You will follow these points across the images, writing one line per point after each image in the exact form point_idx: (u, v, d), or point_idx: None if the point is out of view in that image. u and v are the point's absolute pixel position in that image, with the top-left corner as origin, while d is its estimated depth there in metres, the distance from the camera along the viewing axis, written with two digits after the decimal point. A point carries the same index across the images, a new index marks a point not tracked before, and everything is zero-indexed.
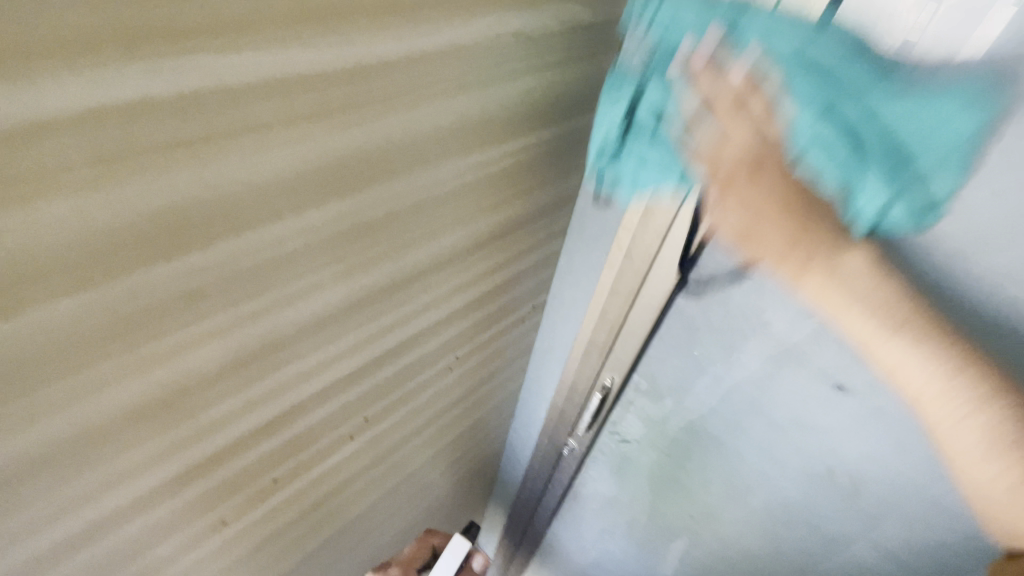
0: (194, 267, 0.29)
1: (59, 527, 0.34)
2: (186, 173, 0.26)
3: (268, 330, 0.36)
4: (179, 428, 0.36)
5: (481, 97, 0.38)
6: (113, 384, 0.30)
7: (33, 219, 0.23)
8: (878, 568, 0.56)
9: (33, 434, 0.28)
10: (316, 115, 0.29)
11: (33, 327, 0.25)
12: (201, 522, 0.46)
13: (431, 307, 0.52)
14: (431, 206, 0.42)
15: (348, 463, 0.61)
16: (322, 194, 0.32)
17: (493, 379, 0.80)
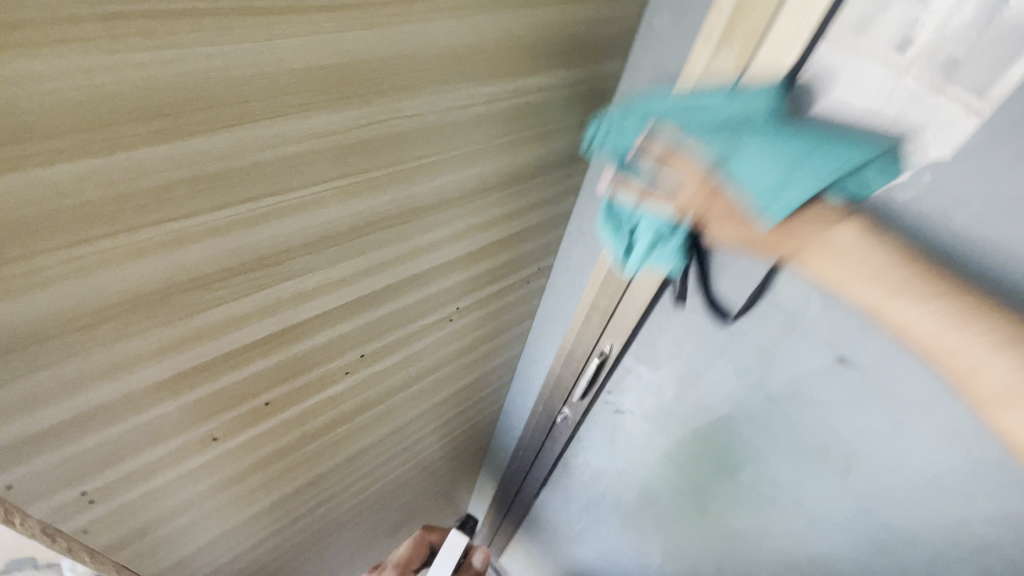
0: (198, 154, 0.29)
1: (52, 409, 0.35)
2: (195, 49, 0.26)
3: (269, 237, 0.37)
4: (177, 326, 0.37)
5: (501, 21, 0.37)
6: (111, 267, 0.31)
7: (37, 69, 0.23)
8: (861, 551, 0.56)
9: (29, 303, 0.29)
10: (330, 8, 0.28)
11: (33, 188, 0.25)
12: (192, 433, 0.46)
13: (436, 247, 0.52)
14: (441, 135, 0.41)
15: (343, 399, 0.61)
16: (332, 99, 0.32)
17: (493, 339, 0.80)
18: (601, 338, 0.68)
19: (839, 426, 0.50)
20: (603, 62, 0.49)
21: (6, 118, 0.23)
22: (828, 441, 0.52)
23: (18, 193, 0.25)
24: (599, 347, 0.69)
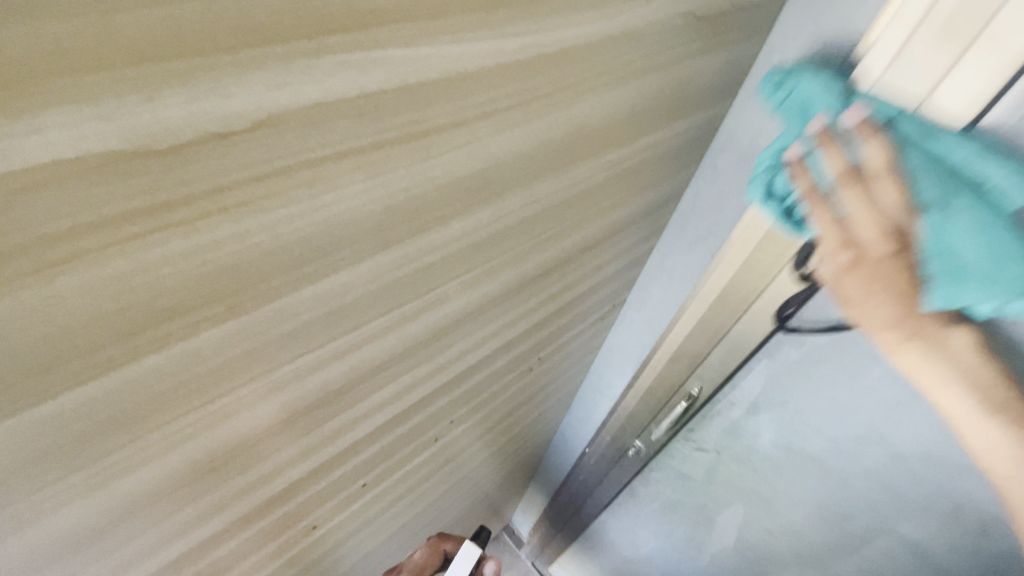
0: (340, 285, 0.26)
1: (172, 547, 0.32)
2: (355, 182, 0.22)
3: (393, 343, 0.34)
4: (295, 445, 0.34)
5: (635, 86, 0.33)
6: (243, 410, 0.27)
7: (195, 244, 0.19)
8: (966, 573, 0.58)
9: (162, 463, 0.26)
10: (485, 114, 0.25)
11: (177, 360, 0.22)
12: (296, 528, 0.44)
13: (531, 312, 0.48)
14: (560, 208, 0.37)
15: (425, 462, 0.59)
16: (471, 202, 0.29)
17: (561, 375, 0.77)
18: (688, 380, 0.64)
19: (972, 490, 0.49)
20: (713, 106, 0.44)
21: (155, 300, 0.19)
22: (958, 499, 0.51)
23: (162, 368, 0.22)
24: (685, 390, 0.66)
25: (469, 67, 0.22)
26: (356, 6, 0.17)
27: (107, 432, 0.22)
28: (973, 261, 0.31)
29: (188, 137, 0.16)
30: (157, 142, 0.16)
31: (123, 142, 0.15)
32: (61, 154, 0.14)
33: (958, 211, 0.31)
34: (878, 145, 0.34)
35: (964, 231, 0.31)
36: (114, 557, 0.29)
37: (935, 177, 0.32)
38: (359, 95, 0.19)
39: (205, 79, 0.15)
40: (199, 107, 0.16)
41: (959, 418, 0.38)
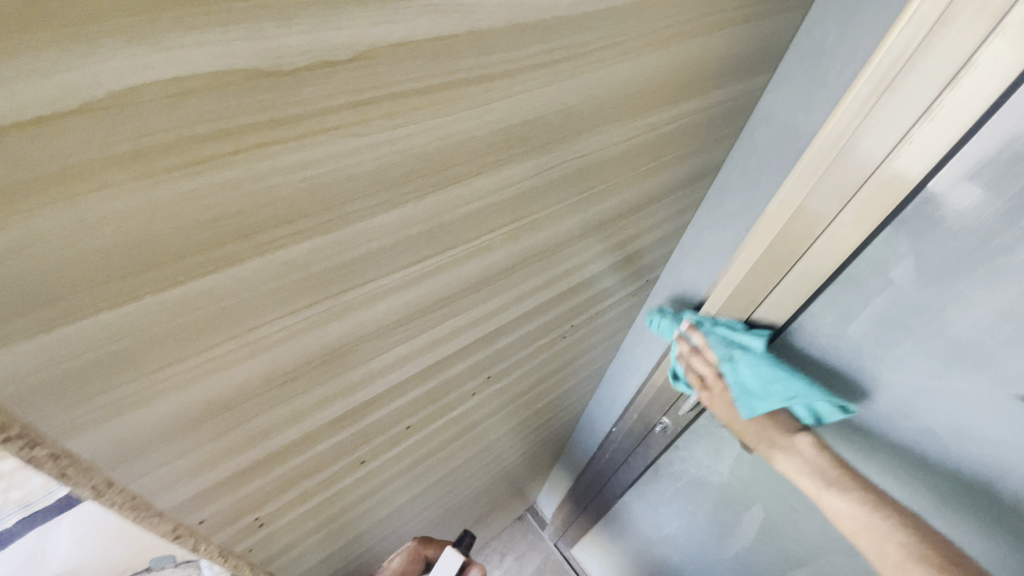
0: (406, 218, 0.29)
1: (248, 451, 0.36)
2: (427, 118, 0.25)
3: (444, 284, 0.37)
4: (355, 371, 0.38)
5: (676, 51, 0.35)
6: (318, 327, 0.31)
7: (299, 160, 0.22)
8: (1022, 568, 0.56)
9: (250, 365, 0.30)
10: (539, 65, 0.28)
11: (273, 266, 0.26)
12: (346, 460, 0.48)
13: (567, 275, 0.51)
14: (601, 168, 0.40)
15: (460, 418, 0.62)
16: (520, 151, 0.32)
17: (592, 350, 0.80)
18: None
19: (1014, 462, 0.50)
20: (752, 79, 0.46)
21: (264, 207, 0.23)
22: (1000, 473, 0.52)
23: (261, 273, 0.26)
24: None
25: (529, 18, 0.25)
26: None
27: (212, 326, 0.26)
28: (754, 386, 0.57)
29: (305, 62, 0.20)
30: (282, 64, 0.19)
31: (259, 61, 0.19)
32: (214, 66, 0.18)
33: (740, 361, 0.59)
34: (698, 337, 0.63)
35: (755, 371, 0.58)
36: (202, 452, 0.33)
37: (744, 386, 0.58)
38: (438, 37, 0.22)
39: (323, 13, 0.19)
40: (316, 36, 0.19)
41: (807, 484, 0.60)
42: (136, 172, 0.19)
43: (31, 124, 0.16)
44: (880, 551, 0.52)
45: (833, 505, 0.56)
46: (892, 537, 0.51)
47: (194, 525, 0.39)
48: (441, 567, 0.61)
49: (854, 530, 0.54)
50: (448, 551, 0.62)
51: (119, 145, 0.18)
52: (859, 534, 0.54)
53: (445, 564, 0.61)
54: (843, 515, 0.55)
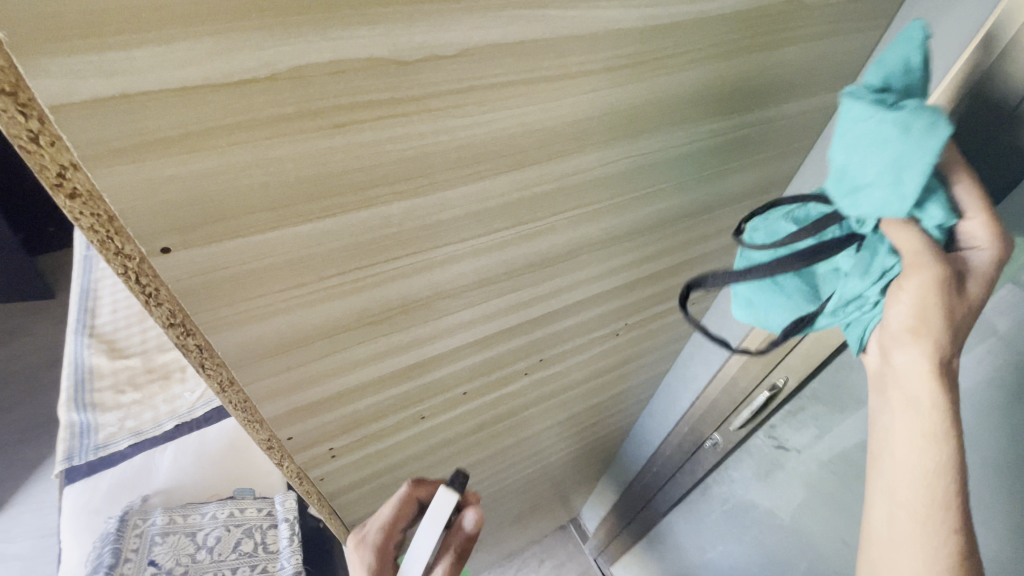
0: (483, 191, 0.35)
1: (333, 381, 0.43)
2: (507, 107, 0.31)
3: (508, 258, 0.43)
4: (425, 326, 0.44)
5: (739, 62, 0.39)
6: (401, 278, 0.38)
7: (406, 132, 0.29)
8: None
9: (346, 302, 0.37)
10: (607, 68, 0.33)
11: (376, 219, 0.32)
12: (408, 411, 0.55)
13: (623, 269, 0.55)
14: (661, 167, 0.44)
15: (511, 398, 0.67)
16: (585, 144, 0.37)
17: (646, 355, 0.82)
18: (774, 371, 0.66)
19: None
20: (821, 95, 0.48)
21: (376, 167, 0.30)
22: None
23: (367, 223, 0.32)
24: (769, 381, 0.68)
25: (600, 28, 0.30)
26: None
27: (325, 263, 0.33)
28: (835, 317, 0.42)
29: (422, 55, 0.26)
30: (406, 56, 0.25)
31: (391, 52, 0.25)
32: (360, 54, 0.24)
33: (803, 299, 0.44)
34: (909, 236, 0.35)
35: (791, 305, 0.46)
36: (299, 373, 0.40)
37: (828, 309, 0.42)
38: (523, 41, 0.28)
39: (440, 18, 0.25)
40: (432, 35, 0.25)
41: (903, 398, 0.39)
42: (293, 129, 0.25)
43: (238, 83, 0.22)
44: (925, 508, 0.38)
45: (901, 467, 0.39)
46: (949, 487, 0.37)
47: (283, 440, 0.47)
48: (432, 514, 0.48)
49: (902, 474, 0.39)
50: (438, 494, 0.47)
51: (286, 107, 0.24)
52: (903, 440, 0.39)
53: (433, 517, 0.48)
54: (910, 425, 0.38)
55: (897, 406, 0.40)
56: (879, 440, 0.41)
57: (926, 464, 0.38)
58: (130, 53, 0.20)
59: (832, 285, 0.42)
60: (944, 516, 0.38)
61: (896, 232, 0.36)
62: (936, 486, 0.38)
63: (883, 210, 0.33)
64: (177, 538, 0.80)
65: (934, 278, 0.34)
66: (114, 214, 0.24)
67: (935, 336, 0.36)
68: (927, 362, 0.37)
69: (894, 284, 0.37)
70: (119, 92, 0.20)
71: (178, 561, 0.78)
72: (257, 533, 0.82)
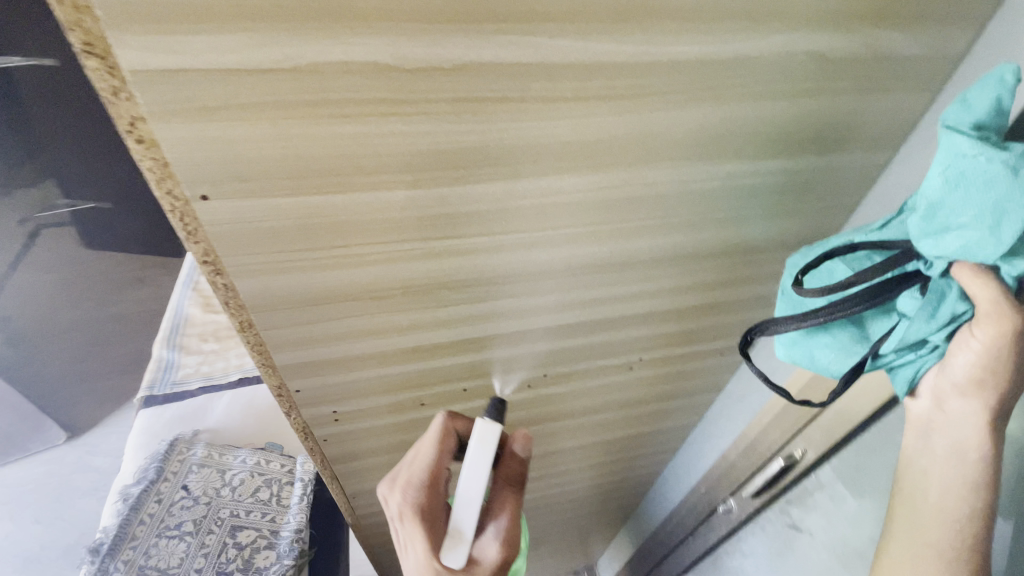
0: (481, 194, 0.39)
1: (339, 345, 0.49)
2: (504, 120, 0.35)
3: (507, 262, 0.46)
4: (426, 311, 0.48)
5: (753, 107, 0.39)
6: (404, 261, 0.43)
7: (409, 130, 0.34)
8: None
9: (352, 274, 0.42)
10: (603, 97, 0.35)
11: (380, 203, 0.37)
12: (409, 394, 0.59)
13: (634, 299, 0.55)
14: (670, 200, 0.45)
15: (516, 409, 0.69)
16: (582, 165, 0.39)
17: (669, 401, 0.79)
18: (792, 441, 0.64)
19: None
20: (861, 153, 0.46)
21: (383, 157, 0.35)
22: None
23: (373, 205, 0.37)
24: (786, 450, 0.66)
25: (593, 59, 0.33)
26: (527, 10, 0.30)
27: (335, 234, 0.39)
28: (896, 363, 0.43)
29: (422, 65, 0.30)
30: (407, 65, 0.30)
31: (394, 60, 0.30)
32: (366, 59, 0.29)
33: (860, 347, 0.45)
34: (986, 289, 0.35)
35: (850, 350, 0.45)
36: (309, 330, 0.46)
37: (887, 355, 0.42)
38: (516, 63, 0.32)
39: (438, 36, 0.29)
40: (431, 50, 0.30)
41: (950, 447, 0.44)
42: (310, 114, 0.31)
43: (265, 70, 0.29)
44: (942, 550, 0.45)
45: (934, 509, 0.45)
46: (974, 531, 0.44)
47: (292, 391, 0.53)
48: (478, 441, 0.51)
49: (925, 517, 0.46)
50: (486, 428, 0.51)
51: (303, 95, 0.30)
52: (939, 491, 0.45)
53: (481, 439, 0.51)
54: (947, 470, 0.44)
55: (946, 459, 0.44)
56: (927, 490, 0.46)
57: (953, 509, 0.44)
58: (186, 39, 0.26)
59: (885, 327, 0.42)
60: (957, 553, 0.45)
61: (968, 282, 0.36)
62: (964, 528, 0.44)
63: (970, 252, 0.34)
64: (210, 471, 0.90)
65: (1011, 326, 0.35)
66: (167, 160, 0.31)
67: (993, 394, 0.40)
68: (977, 416, 0.42)
69: (963, 330, 0.38)
70: (176, 67, 0.27)
71: (205, 491, 0.88)
72: (275, 485, 0.91)
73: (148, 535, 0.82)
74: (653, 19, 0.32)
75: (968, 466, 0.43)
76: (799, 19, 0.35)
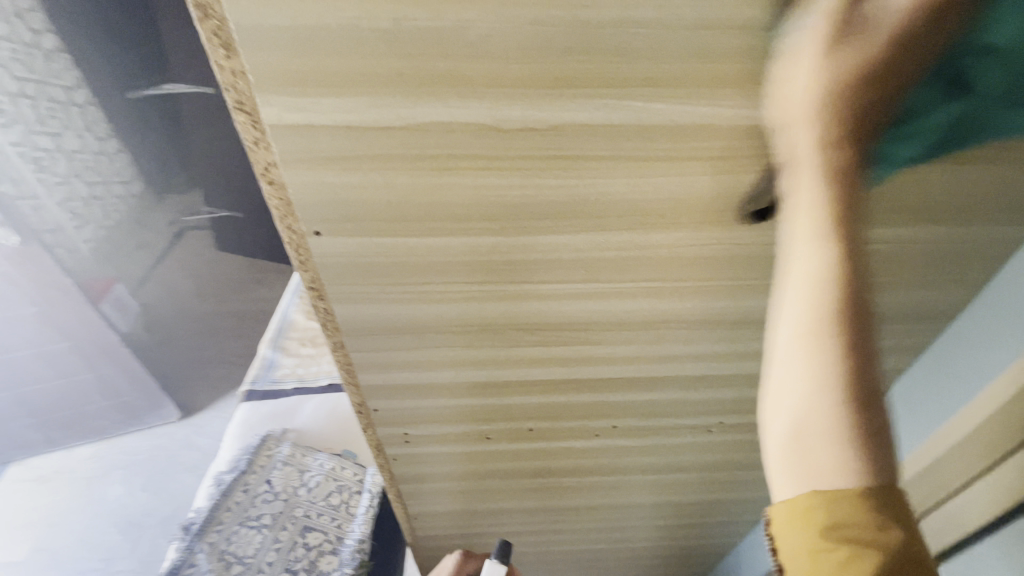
0: (565, 245, 0.40)
1: (417, 373, 0.51)
2: (594, 177, 0.35)
3: (585, 311, 0.46)
4: (501, 350, 0.49)
5: (867, 173, 0.37)
6: (486, 302, 0.44)
7: (503, 184, 0.35)
8: None
9: (437, 310, 0.44)
10: (698, 158, 0.35)
11: (469, 247, 0.39)
12: (477, 426, 0.60)
13: (716, 358, 0.52)
14: (764, 262, 0.43)
15: (582, 456, 0.67)
16: (671, 223, 0.39)
17: (750, 470, 0.73)
18: None
19: None
20: None
21: (475, 207, 0.37)
22: None
23: (462, 249, 0.39)
24: None
25: (689, 122, 0.33)
26: (624, 76, 0.30)
27: (425, 273, 0.41)
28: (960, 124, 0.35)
29: (518, 126, 0.32)
30: (505, 125, 0.32)
31: (493, 121, 0.32)
32: (468, 120, 0.32)
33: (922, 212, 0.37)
34: None
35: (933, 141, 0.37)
36: (392, 356, 0.49)
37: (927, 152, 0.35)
38: (610, 125, 0.32)
39: (536, 100, 0.31)
40: (528, 112, 0.31)
41: (787, 310, 0.35)
42: (413, 166, 0.34)
43: (378, 129, 0.32)
44: (810, 469, 0.35)
45: (778, 452, 0.36)
46: (855, 448, 0.34)
47: (371, 410, 0.56)
48: None
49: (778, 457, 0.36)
50: None
51: (409, 150, 0.33)
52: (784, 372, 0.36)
53: None
54: (806, 362, 0.35)
55: (776, 366, 0.36)
56: (775, 416, 0.36)
57: (798, 423, 0.35)
58: (316, 100, 0.30)
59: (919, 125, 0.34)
60: (827, 461, 0.35)
61: None
62: (806, 438, 0.35)
63: None
64: (291, 470, 0.97)
65: None
66: (290, 200, 0.35)
67: (821, 188, 0.32)
68: (815, 270, 0.34)
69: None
70: (306, 123, 0.31)
71: (285, 489, 0.95)
72: (346, 492, 0.96)
73: (232, 522, 0.90)
74: (756, 85, 0.31)
75: (821, 353, 0.34)
76: (925, 84, 0.32)
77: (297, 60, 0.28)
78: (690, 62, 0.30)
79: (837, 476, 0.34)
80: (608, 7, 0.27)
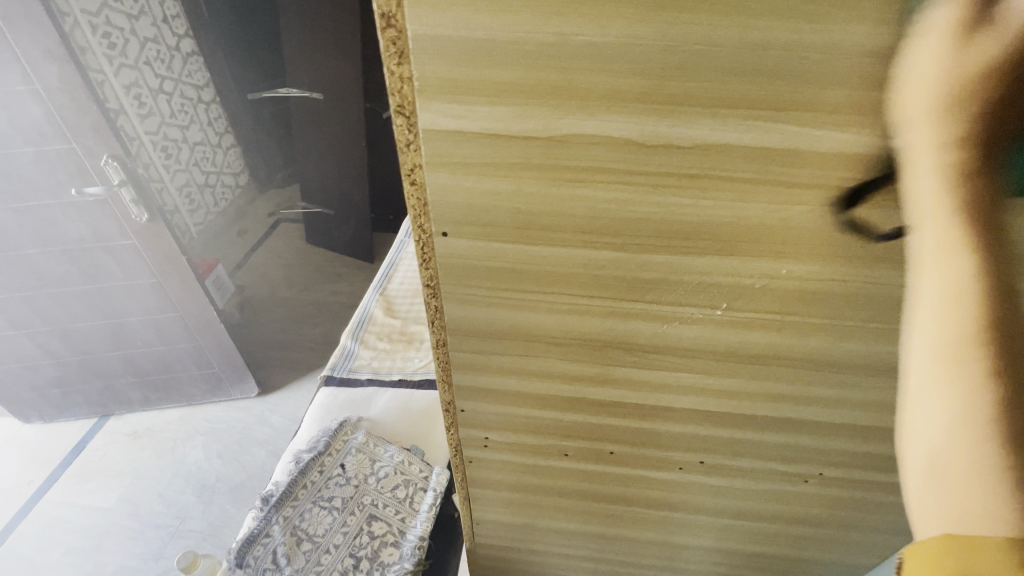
0: (686, 267, 0.39)
1: (511, 380, 0.52)
2: (731, 200, 0.34)
3: (693, 337, 0.44)
4: (597, 366, 0.49)
5: None
6: (591, 316, 0.44)
7: (634, 200, 0.35)
8: None
9: (543, 319, 0.45)
10: (851, 187, 0.33)
11: (589, 260, 0.39)
12: (558, 442, 0.60)
13: (826, 403, 0.49)
14: (900, 304, 0.40)
15: (656, 488, 0.65)
16: (804, 253, 0.37)
17: (840, 530, 0.67)
18: None
19: None
20: None
21: (601, 221, 0.37)
22: None
23: (581, 261, 0.40)
24: None
25: (846, 150, 0.31)
26: (781, 97, 0.29)
27: (540, 281, 0.41)
28: None
29: (661, 143, 0.32)
30: (648, 141, 0.32)
31: (637, 136, 0.32)
32: (612, 133, 0.32)
33: None
34: None
35: None
36: (488, 359, 0.50)
37: None
38: (757, 147, 0.31)
39: (685, 119, 0.31)
40: (674, 129, 0.31)
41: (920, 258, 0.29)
42: (548, 175, 0.34)
43: (523, 138, 0.33)
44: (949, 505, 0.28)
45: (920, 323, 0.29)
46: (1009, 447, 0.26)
47: (458, 410, 0.57)
48: None
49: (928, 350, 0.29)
50: None
51: (549, 160, 0.34)
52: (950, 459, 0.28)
53: None
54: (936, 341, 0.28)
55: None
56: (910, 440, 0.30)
57: (937, 251, 0.27)
58: (470, 107, 0.32)
59: None
60: (984, 501, 0.27)
61: None
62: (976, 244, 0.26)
63: None
64: (363, 457, 1.01)
65: None
66: (427, 201, 0.37)
67: None
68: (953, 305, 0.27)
69: None
70: (457, 128, 0.33)
71: (358, 475, 0.99)
72: (411, 487, 0.98)
73: (307, 499, 0.95)
74: None
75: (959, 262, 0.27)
76: None
77: (462, 69, 0.30)
78: (856, 89, 0.29)
79: (1003, 524, 0.27)
80: (778, 28, 0.27)
